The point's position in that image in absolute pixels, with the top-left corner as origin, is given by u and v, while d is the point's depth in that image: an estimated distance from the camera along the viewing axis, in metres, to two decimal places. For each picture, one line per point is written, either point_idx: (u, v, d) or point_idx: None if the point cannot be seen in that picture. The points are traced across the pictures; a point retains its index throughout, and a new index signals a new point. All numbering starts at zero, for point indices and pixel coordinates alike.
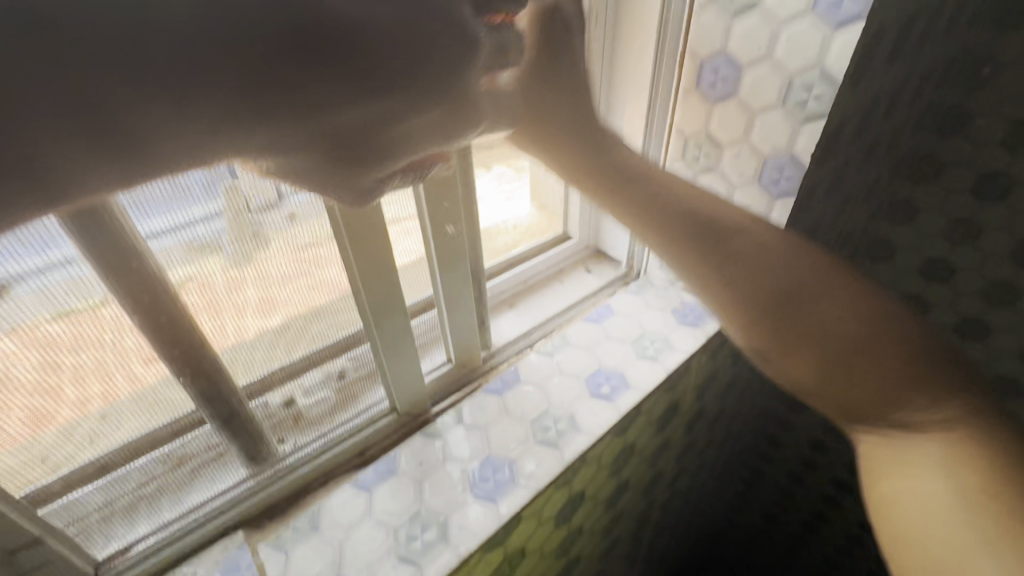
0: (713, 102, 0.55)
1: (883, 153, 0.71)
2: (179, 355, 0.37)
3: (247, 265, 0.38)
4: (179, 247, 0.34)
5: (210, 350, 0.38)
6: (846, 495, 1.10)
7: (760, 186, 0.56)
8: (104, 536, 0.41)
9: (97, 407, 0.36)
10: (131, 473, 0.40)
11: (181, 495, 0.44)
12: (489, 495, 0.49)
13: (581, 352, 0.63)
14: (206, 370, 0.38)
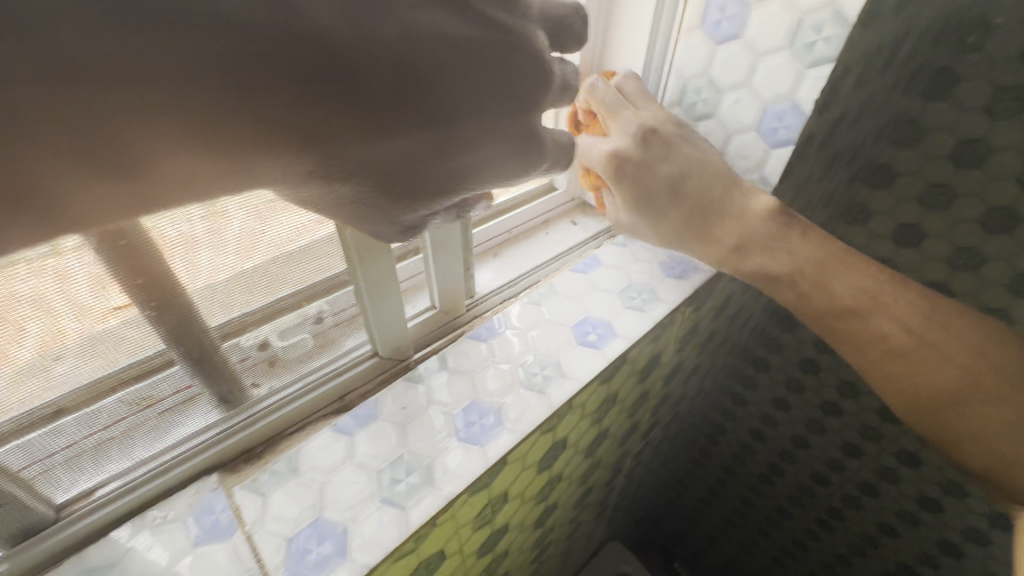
0: (716, 44, 0.53)
1: (877, 110, 0.70)
2: (142, 286, 0.32)
3: (238, 229, 0.34)
4: (180, 236, 0.31)
5: (178, 287, 0.34)
6: (802, 450, 1.16)
7: (759, 136, 0.54)
8: (61, 480, 0.37)
9: (49, 348, 0.31)
10: (90, 415, 0.36)
11: (146, 441, 0.40)
12: (475, 437, 0.48)
13: (569, 300, 0.62)
14: (173, 304, 0.34)
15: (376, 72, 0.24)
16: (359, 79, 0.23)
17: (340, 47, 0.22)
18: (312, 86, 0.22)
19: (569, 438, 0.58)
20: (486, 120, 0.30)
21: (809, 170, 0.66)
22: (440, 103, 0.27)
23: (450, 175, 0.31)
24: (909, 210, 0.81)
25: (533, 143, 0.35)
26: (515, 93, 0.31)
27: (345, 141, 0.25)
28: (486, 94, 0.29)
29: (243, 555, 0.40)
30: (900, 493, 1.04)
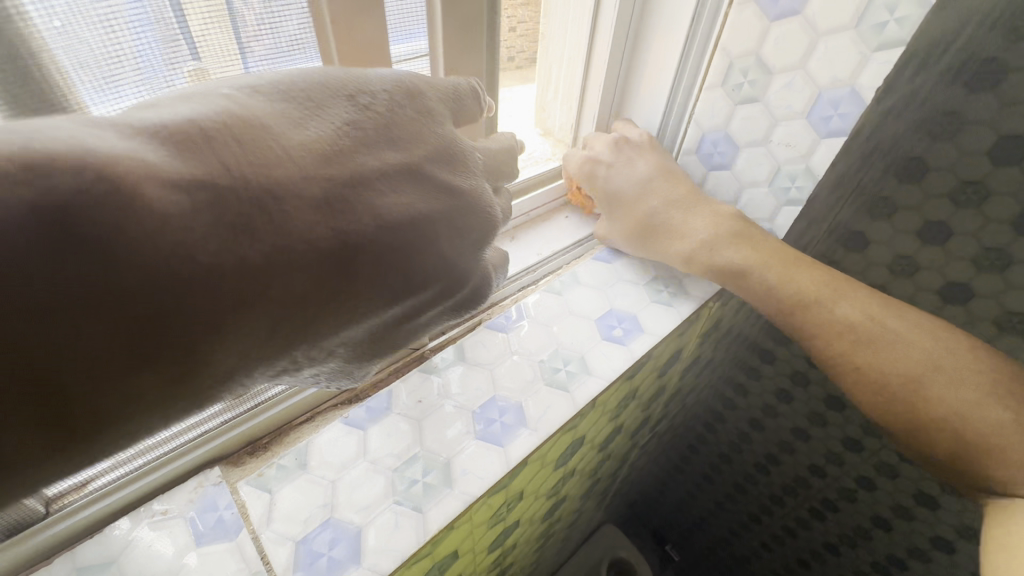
0: (770, 21, 0.48)
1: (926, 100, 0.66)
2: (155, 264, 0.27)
3: None
4: None
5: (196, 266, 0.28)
6: (800, 442, 1.14)
7: (808, 124, 0.51)
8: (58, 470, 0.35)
9: None
10: None
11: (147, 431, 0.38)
12: (496, 437, 0.45)
13: (592, 292, 0.59)
14: None
15: (322, 274, 0.23)
16: (302, 296, 0.23)
17: (293, 275, 0.22)
18: (251, 314, 0.21)
19: (586, 437, 0.55)
20: (419, 274, 0.27)
21: (851, 162, 0.62)
22: (367, 281, 0.25)
23: (364, 341, 0.28)
24: (937, 206, 0.73)
25: (464, 286, 0.31)
26: (450, 248, 0.28)
27: (268, 347, 0.23)
28: (418, 252, 0.27)
29: (248, 557, 0.38)
30: (896, 488, 1.01)
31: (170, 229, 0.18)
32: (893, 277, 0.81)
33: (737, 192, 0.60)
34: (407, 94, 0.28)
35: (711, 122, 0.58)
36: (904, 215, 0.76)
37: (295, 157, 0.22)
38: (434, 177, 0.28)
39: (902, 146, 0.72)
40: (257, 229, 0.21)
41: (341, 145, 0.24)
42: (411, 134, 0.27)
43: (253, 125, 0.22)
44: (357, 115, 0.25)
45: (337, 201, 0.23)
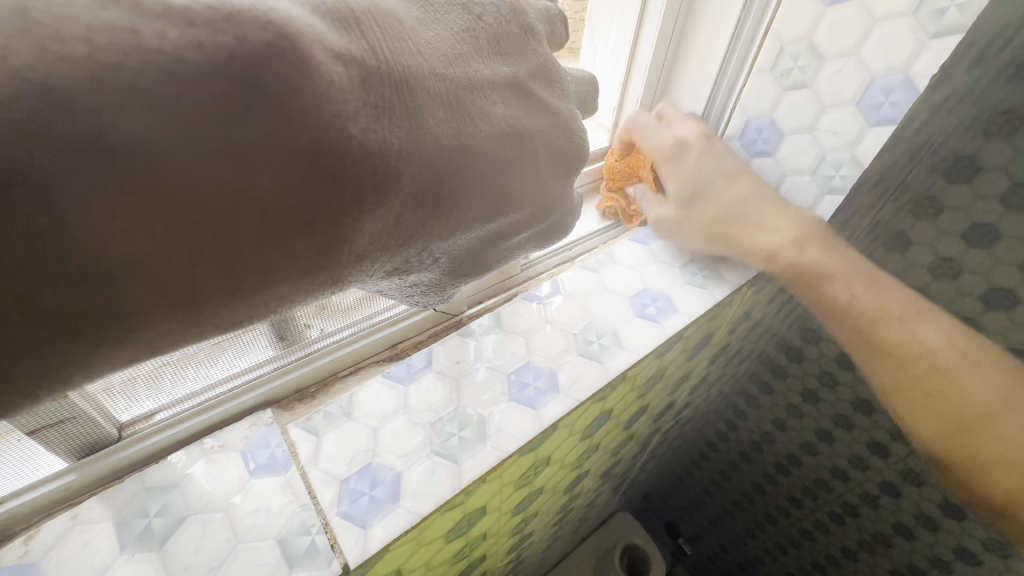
0: (825, 6, 0.48)
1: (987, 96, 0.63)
2: None
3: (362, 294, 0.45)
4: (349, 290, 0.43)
5: None
6: (824, 443, 1.12)
7: (857, 112, 0.50)
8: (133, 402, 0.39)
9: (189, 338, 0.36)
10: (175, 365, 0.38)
11: (212, 373, 0.42)
12: (533, 399, 0.47)
13: (627, 271, 0.60)
14: None
15: (444, 181, 0.21)
16: (428, 203, 0.21)
17: (423, 176, 0.20)
18: (378, 214, 0.19)
19: (614, 409, 0.57)
20: (527, 192, 0.26)
21: (899, 155, 0.61)
22: (485, 194, 0.23)
23: (465, 252, 0.27)
24: (987, 208, 0.69)
25: (558, 209, 0.30)
26: (550, 170, 0.27)
27: (387, 250, 0.21)
28: (529, 167, 0.25)
29: (297, 490, 0.41)
30: (922, 497, 0.98)
31: (311, 108, 0.16)
32: (933, 279, 0.78)
33: (778, 178, 0.60)
34: (511, 10, 0.26)
35: (755, 108, 0.58)
36: (950, 217, 0.73)
37: (426, 55, 0.20)
38: (537, 94, 0.27)
39: (949, 145, 0.67)
40: (394, 118, 0.18)
41: (459, 50, 0.22)
42: (517, 48, 0.26)
43: (389, 15, 0.19)
44: (470, 23, 0.23)
45: (459, 105, 0.21)
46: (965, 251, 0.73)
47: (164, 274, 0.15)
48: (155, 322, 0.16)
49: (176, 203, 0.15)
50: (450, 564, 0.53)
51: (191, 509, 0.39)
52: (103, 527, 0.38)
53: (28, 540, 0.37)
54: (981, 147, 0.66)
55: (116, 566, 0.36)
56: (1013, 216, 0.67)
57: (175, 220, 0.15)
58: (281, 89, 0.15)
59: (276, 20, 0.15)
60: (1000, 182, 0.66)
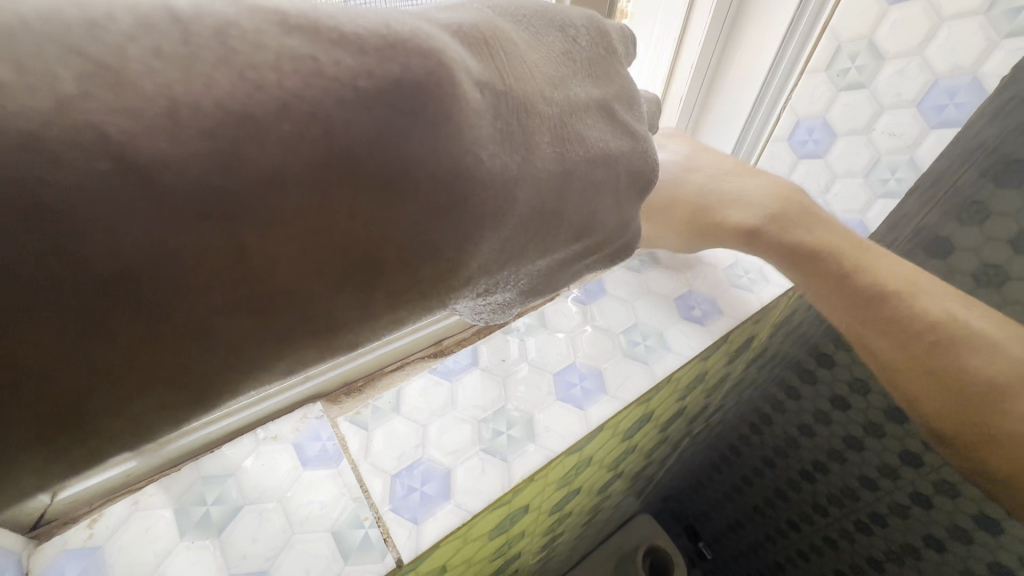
0: (889, 4, 0.47)
1: None
2: None
3: None
4: None
5: None
6: (854, 451, 1.10)
7: (918, 114, 0.49)
8: None
9: None
10: None
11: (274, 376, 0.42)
12: (580, 399, 0.47)
13: (670, 273, 0.59)
14: None
15: (545, 203, 0.21)
16: (528, 226, 0.21)
17: (534, 201, 0.21)
18: (488, 238, 0.20)
19: (654, 412, 0.56)
20: (608, 212, 0.25)
21: (954, 158, 0.59)
22: (577, 217, 0.24)
23: (543, 272, 0.26)
24: None
25: (639, 229, 0.29)
26: (630, 192, 0.26)
27: (487, 273, 0.22)
28: (616, 189, 0.25)
29: (348, 483, 0.41)
30: (956, 509, 0.96)
31: (446, 137, 0.17)
32: (977, 287, 0.75)
33: (828, 180, 0.58)
34: (599, 30, 0.25)
35: (807, 109, 0.57)
36: (999, 223, 0.70)
37: (535, 76, 0.21)
38: (624, 118, 0.26)
39: (1003, 149, 0.65)
40: (515, 143, 0.20)
41: (560, 72, 0.23)
42: (604, 71, 0.25)
43: (505, 36, 0.21)
44: (568, 45, 0.24)
45: (564, 129, 0.22)
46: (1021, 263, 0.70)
47: (297, 295, 0.16)
48: (281, 344, 0.17)
49: (316, 232, 0.16)
50: (488, 561, 0.53)
51: (247, 499, 0.40)
52: (162, 514, 0.38)
53: (91, 524, 0.38)
54: None
55: (177, 552, 0.37)
56: None
57: (313, 247, 0.16)
58: (424, 120, 0.16)
59: (434, 52, 0.17)
60: None
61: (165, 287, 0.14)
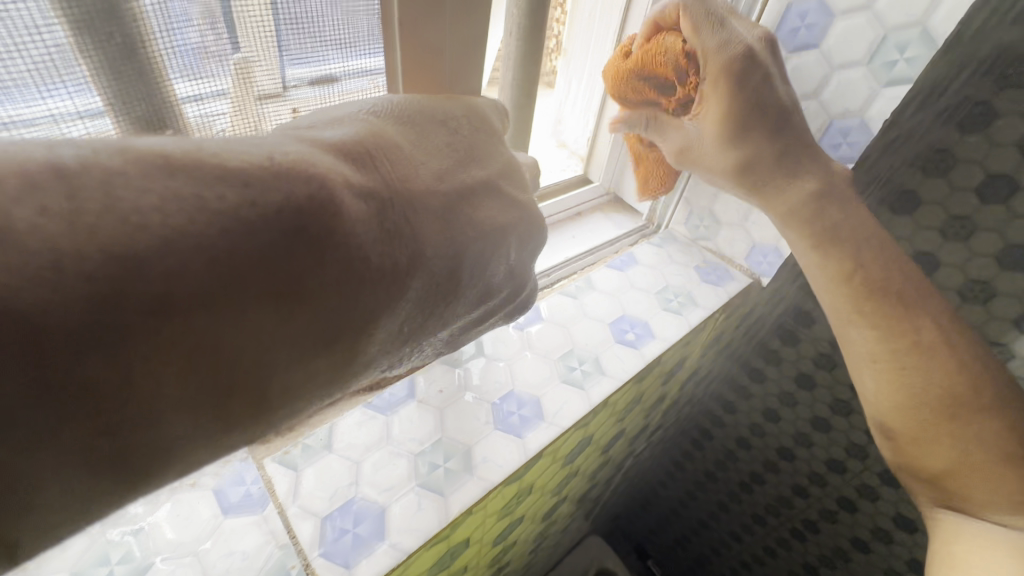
0: (788, 52, 0.52)
1: (937, 131, 0.66)
2: None
3: None
4: None
5: None
6: (786, 461, 1.16)
7: (819, 150, 0.54)
8: None
9: None
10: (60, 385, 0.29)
11: None
12: (518, 427, 0.47)
13: (606, 297, 0.61)
14: None
15: (436, 285, 0.25)
16: (436, 305, 0.26)
17: (429, 284, 0.25)
18: (379, 324, 0.23)
19: (594, 435, 0.57)
20: (501, 277, 0.30)
21: (853, 189, 0.65)
22: (473, 287, 0.28)
23: (450, 332, 0.32)
24: (927, 238, 0.73)
25: (529, 288, 0.35)
26: (522, 259, 0.31)
27: (398, 344, 0.26)
28: (505, 257, 0.30)
29: (273, 529, 0.39)
30: (876, 511, 1.03)
31: (331, 248, 0.21)
32: None
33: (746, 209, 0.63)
34: (480, 118, 0.31)
35: None
36: (894, 246, 0.76)
37: (421, 173, 0.26)
38: (510, 193, 0.30)
39: (893, 181, 0.71)
40: (405, 239, 0.24)
41: (445, 165, 0.27)
42: (486, 151, 0.30)
43: (392, 145, 0.25)
44: (453, 137, 0.28)
45: (448, 214, 0.26)
46: (927, 288, 0.76)
47: (220, 407, 0.19)
48: (203, 430, 0.19)
49: (232, 350, 0.19)
50: None
51: (160, 552, 0.37)
52: None
53: None
54: (921, 182, 0.70)
55: None
56: (949, 246, 0.71)
57: (227, 354, 0.19)
58: (320, 233, 0.20)
59: (317, 177, 0.21)
60: (937, 215, 0.71)
61: (127, 416, 0.17)
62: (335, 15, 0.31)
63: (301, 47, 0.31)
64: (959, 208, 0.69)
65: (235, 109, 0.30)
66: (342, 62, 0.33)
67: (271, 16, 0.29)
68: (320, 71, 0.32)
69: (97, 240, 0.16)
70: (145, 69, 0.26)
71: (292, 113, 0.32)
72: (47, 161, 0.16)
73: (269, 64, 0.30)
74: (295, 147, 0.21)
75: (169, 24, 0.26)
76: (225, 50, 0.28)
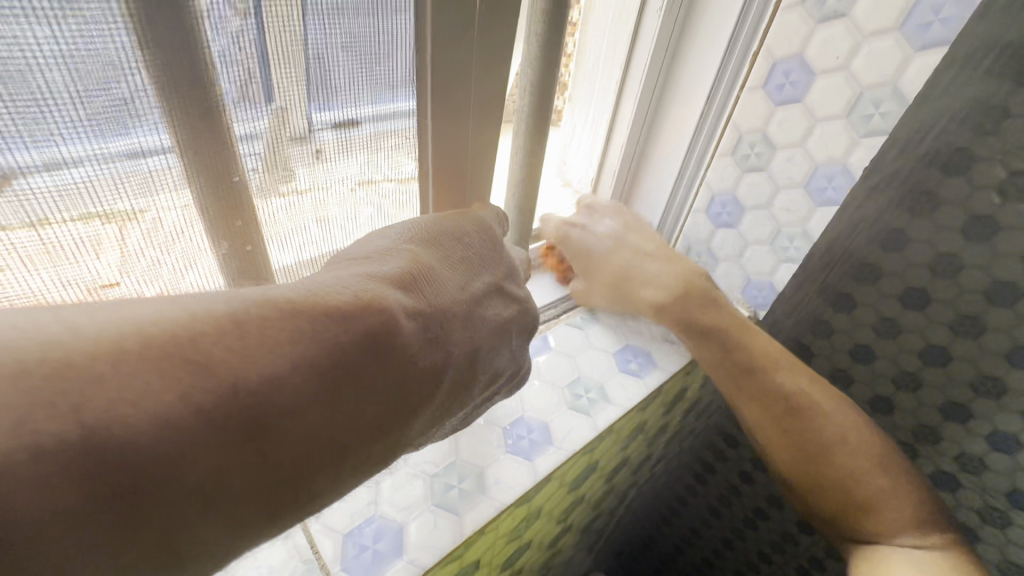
0: (775, 106, 0.57)
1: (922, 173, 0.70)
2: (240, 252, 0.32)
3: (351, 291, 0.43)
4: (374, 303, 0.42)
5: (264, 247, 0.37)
6: (789, 496, 1.16)
7: (806, 193, 0.59)
8: None
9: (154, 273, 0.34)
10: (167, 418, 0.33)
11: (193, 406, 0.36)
12: (526, 452, 0.49)
13: (609, 328, 0.65)
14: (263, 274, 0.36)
15: (459, 374, 0.34)
16: (458, 389, 0.34)
17: (455, 373, 0.34)
18: (421, 413, 0.31)
19: (599, 462, 0.60)
20: (507, 360, 0.40)
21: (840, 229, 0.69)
22: (484, 373, 0.37)
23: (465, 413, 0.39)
24: (917, 274, 0.76)
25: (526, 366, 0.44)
26: (519, 340, 0.41)
27: (430, 424, 0.34)
28: (508, 346, 0.39)
29: (299, 545, 0.41)
30: None
31: (397, 355, 0.29)
32: (878, 338, 0.84)
33: (742, 244, 0.67)
34: (488, 231, 0.39)
35: (720, 185, 0.66)
36: (887, 281, 0.80)
37: (449, 288, 0.34)
38: (512, 290, 0.40)
39: (882, 221, 0.75)
40: (438, 341, 0.32)
41: (468, 277, 0.36)
42: (495, 261, 0.39)
43: (427, 269, 0.33)
44: (471, 253, 0.37)
45: (470, 316, 0.35)
46: (922, 322, 0.79)
47: (317, 469, 0.26)
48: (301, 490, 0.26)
49: (326, 423, 0.26)
50: None
51: None
52: None
53: None
54: (909, 223, 0.74)
55: None
56: (939, 282, 0.75)
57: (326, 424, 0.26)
58: (386, 343, 0.28)
59: (382, 308, 0.28)
60: (926, 252, 0.74)
61: (260, 463, 0.24)
62: (368, 69, 0.36)
63: (332, 86, 0.35)
64: (947, 247, 0.72)
65: (267, 155, 0.34)
66: (371, 105, 0.38)
67: (305, 52, 0.32)
68: (343, 113, 0.36)
69: (260, 344, 0.24)
70: (213, 111, 0.30)
71: (316, 153, 0.36)
72: (226, 305, 0.25)
73: (301, 111, 0.34)
74: (365, 281, 0.29)
75: (218, 66, 0.29)
76: (261, 99, 0.32)
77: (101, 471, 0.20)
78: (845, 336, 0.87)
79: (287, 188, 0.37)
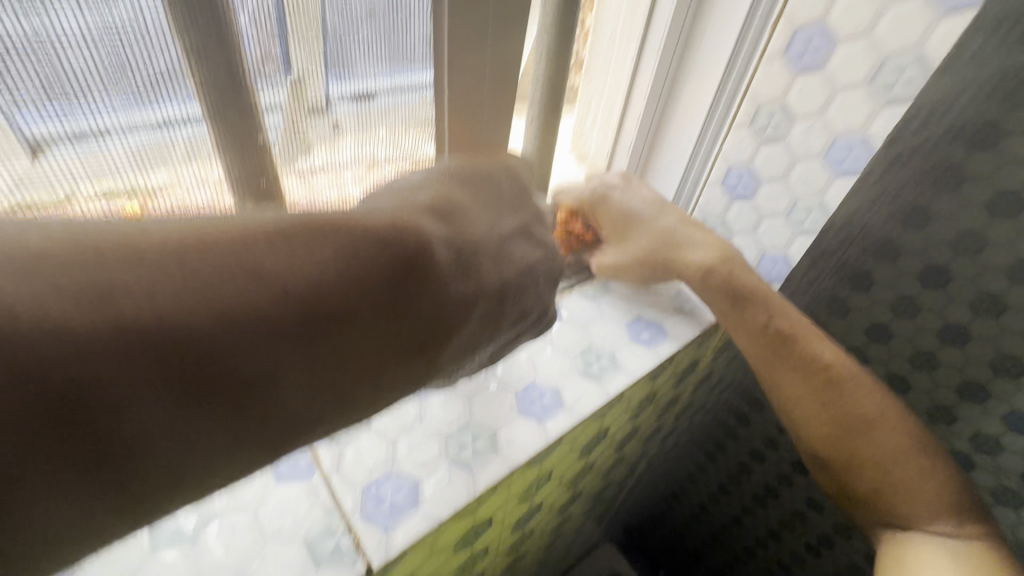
0: (795, 74, 0.56)
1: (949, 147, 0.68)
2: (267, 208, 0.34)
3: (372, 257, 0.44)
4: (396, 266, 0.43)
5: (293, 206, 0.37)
6: (800, 474, 1.17)
7: (825, 164, 0.58)
8: None
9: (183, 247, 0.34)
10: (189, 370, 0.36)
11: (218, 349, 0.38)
12: (539, 415, 0.51)
13: (621, 300, 0.65)
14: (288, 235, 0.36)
15: (488, 310, 0.35)
16: (486, 323, 0.36)
17: (485, 309, 0.35)
18: (452, 339, 0.32)
19: (609, 430, 0.61)
20: (534, 299, 0.41)
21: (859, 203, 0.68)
22: (512, 311, 0.38)
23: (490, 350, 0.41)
24: (940, 252, 0.75)
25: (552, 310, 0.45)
26: (545, 285, 0.42)
27: (458, 353, 0.35)
28: (534, 289, 0.40)
29: (321, 497, 0.43)
30: None
31: (434, 286, 0.30)
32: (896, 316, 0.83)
33: (757, 217, 0.67)
34: (517, 178, 0.40)
35: (736, 157, 0.65)
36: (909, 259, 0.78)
37: (481, 228, 0.34)
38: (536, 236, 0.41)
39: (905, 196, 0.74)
40: (470, 278, 0.33)
41: (495, 219, 0.36)
42: (522, 203, 0.40)
43: (458, 206, 0.33)
44: (495, 199, 0.38)
45: (500, 254, 0.36)
46: (942, 301, 0.78)
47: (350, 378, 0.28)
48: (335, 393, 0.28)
49: (365, 338, 0.28)
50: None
51: (217, 515, 0.41)
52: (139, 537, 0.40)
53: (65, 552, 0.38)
54: (934, 199, 0.72)
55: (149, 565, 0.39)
56: (961, 259, 0.74)
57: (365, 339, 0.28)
58: (423, 273, 0.29)
59: (417, 235, 0.29)
60: (949, 229, 0.73)
61: (300, 368, 0.26)
62: (385, 33, 0.36)
63: (355, 52, 0.35)
64: (971, 223, 0.71)
65: (287, 127, 0.35)
66: (390, 75, 0.38)
67: (328, 18, 0.33)
68: (363, 85, 0.37)
69: (296, 276, 0.24)
70: (233, 75, 0.31)
71: (333, 127, 0.37)
72: (269, 227, 0.25)
73: (317, 85, 0.34)
74: (401, 210, 0.29)
75: (239, 23, 0.30)
76: (279, 70, 0.33)
77: (159, 365, 0.21)
78: (861, 314, 0.87)
79: (306, 157, 0.37)
